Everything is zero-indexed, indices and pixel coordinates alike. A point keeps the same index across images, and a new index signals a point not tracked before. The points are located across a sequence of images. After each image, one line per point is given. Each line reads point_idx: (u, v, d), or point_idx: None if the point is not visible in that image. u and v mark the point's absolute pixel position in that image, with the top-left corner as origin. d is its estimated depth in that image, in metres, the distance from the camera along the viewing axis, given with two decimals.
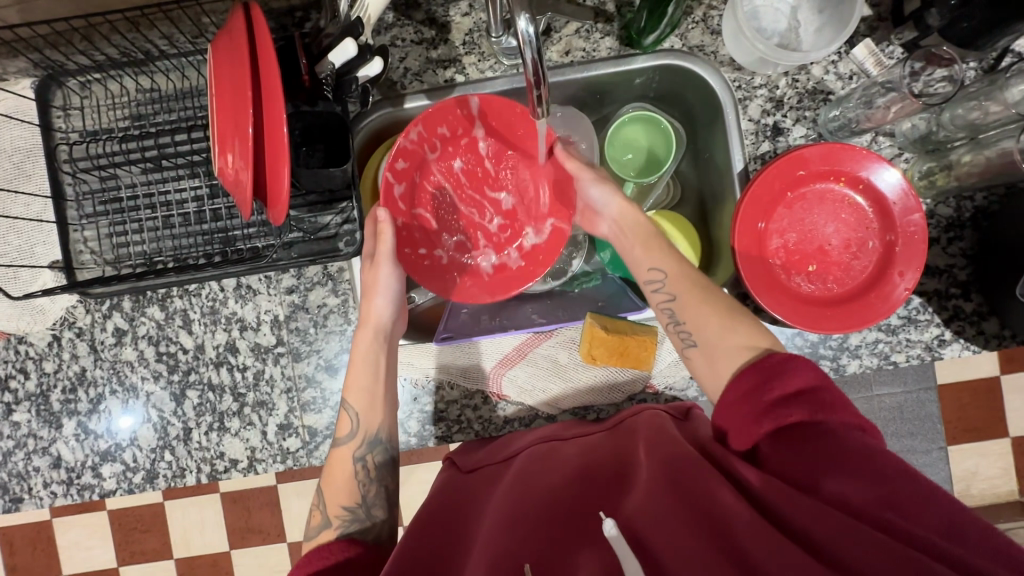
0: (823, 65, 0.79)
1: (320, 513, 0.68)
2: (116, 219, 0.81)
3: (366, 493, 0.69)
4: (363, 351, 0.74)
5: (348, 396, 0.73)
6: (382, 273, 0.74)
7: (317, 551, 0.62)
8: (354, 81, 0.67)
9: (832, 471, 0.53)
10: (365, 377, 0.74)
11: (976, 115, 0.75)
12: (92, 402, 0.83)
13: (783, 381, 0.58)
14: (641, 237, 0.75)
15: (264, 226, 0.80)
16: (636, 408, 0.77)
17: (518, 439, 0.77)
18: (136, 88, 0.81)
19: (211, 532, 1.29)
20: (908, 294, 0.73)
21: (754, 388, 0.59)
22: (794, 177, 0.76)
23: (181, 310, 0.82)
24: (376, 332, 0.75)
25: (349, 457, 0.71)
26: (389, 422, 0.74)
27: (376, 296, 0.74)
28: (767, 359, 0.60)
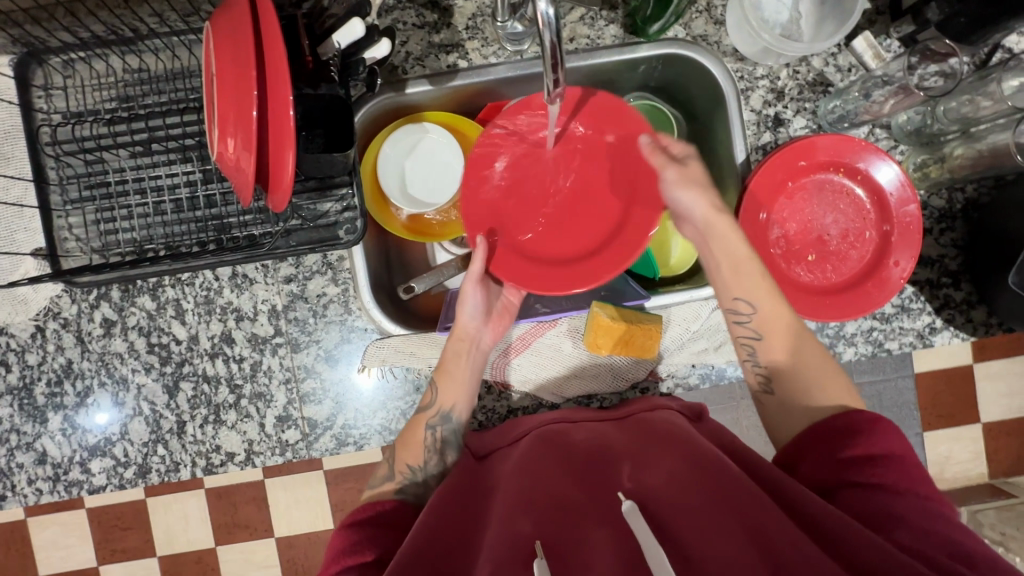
0: (823, 58, 0.80)
1: (387, 464, 0.73)
2: (104, 205, 0.78)
3: (427, 459, 0.72)
4: (452, 346, 0.75)
5: (436, 373, 0.75)
6: (471, 288, 0.75)
7: (366, 504, 0.67)
8: (362, 63, 0.67)
9: (903, 525, 0.53)
10: (454, 365, 0.75)
11: (969, 109, 0.77)
12: (78, 396, 0.80)
13: (866, 442, 0.59)
14: (732, 260, 0.70)
15: (262, 214, 0.78)
16: (646, 402, 0.77)
17: (527, 421, 0.77)
18: (123, 68, 0.77)
19: (196, 529, 1.26)
20: (905, 278, 0.75)
21: (832, 445, 0.60)
22: (794, 167, 0.77)
23: (174, 300, 0.79)
24: (462, 338, 0.76)
25: (422, 424, 0.74)
26: (464, 403, 0.75)
27: (462, 305, 0.76)
28: (849, 418, 0.61)
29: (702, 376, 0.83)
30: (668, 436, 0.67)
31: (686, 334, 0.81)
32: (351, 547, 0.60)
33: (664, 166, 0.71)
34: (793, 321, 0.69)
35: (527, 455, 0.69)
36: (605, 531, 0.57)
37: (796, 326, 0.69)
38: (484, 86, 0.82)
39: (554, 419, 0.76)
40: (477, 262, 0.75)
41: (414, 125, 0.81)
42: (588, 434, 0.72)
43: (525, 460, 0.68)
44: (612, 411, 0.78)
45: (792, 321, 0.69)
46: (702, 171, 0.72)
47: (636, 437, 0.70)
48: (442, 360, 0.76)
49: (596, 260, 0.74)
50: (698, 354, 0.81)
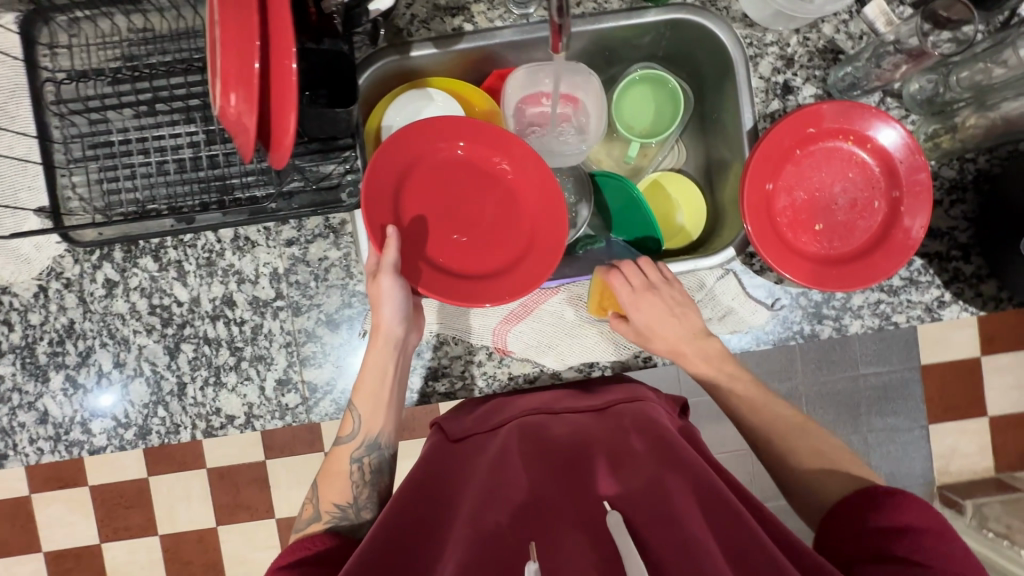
0: (833, 24, 0.79)
1: (311, 505, 0.68)
2: (108, 164, 0.78)
3: (358, 494, 0.70)
4: (374, 356, 0.74)
5: (354, 399, 0.74)
6: (384, 286, 0.70)
7: (300, 542, 0.63)
8: (364, 15, 0.66)
9: None
10: (376, 381, 0.74)
11: (982, 78, 0.74)
12: (80, 356, 0.80)
13: (886, 514, 0.57)
14: (708, 355, 0.77)
15: (264, 175, 0.78)
16: (629, 390, 0.76)
17: (511, 407, 0.76)
18: (128, 27, 0.77)
19: (198, 507, 1.27)
20: (922, 235, 0.74)
21: (852, 520, 0.60)
22: (803, 135, 0.76)
23: (176, 262, 0.79)
24: (386, 347, 0.74)
25: (347, 457, 0.72)
26: (391, 426, 0.75)
27: (382, 306, 0.72)
28: (872, 493, 0.60)
29: None
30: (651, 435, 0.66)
31: None
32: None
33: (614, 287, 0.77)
34: (787, 416, 0.73)
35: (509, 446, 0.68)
36: (582, 537, 0.57)
37: (772, 406, 0.74)
38: (488, 51, 0.81)
39: (539, 407, 0.75)
40: (392, 253, 0.69)
41: (419, 90, 0.80)
42: (569, 428, 0.71)
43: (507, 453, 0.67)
44: (601, 395, 0.76)
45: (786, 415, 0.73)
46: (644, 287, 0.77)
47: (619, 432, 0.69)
48: (361, 374, 0.74)
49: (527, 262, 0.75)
50: None
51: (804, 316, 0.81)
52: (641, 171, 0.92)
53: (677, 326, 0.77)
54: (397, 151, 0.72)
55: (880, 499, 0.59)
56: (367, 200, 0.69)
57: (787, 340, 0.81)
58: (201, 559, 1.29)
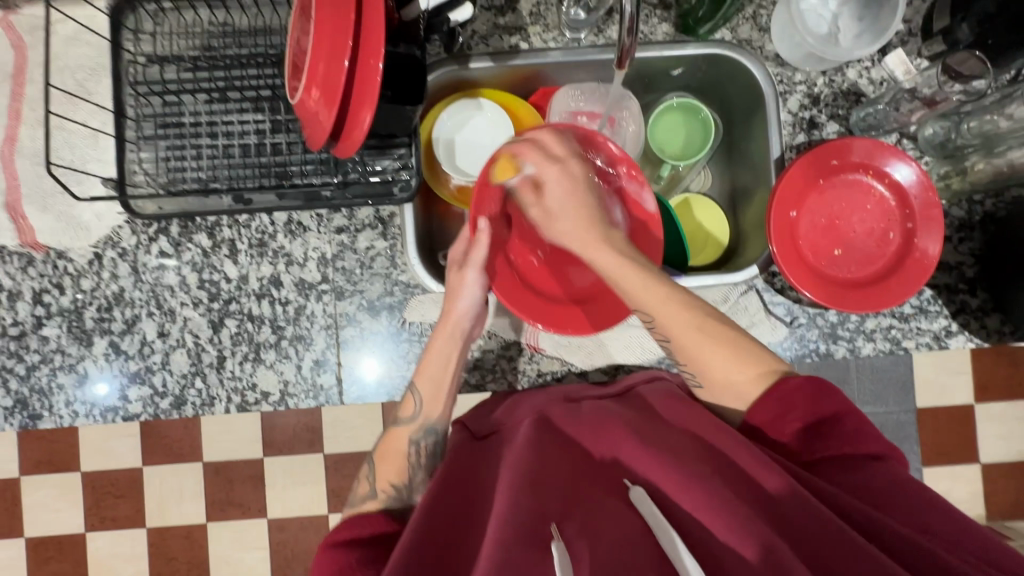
0: (857, 70, 0.86)
1: (368, 482, 0.73)
2: (176, 143, 0.82)
3: (412, 476, 0.74)
4: (440, 344, 0.78)
5: (416, 381, 0.78)
6: (466, 278, 0.78)
7: (357, 519, 0.67)
8: (444, 22, 0.75)
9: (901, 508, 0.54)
10: (439, 365, 0.78)
11: (990, 128, 0.80)
12: (126, 323, 0.83)
13: (818, 409, 0.62)
14: (650, 299, 0.69)
15: (323, 165, 0.83)
16: (646, 373, 0.80)
17: (532, 401, 0.78)
18: (210, 20, 0.83)
19: (189, 503, 1.17)
20: (934, 262, 0.79)
21: (776, 411, 0.63)
22: (827, 165, 0.82)
23: (229, 240, 0.83)
24: (453, 335, 0.78)
25: (405, 438, 0.76)
26: (448, 414, 0.78)
27: (459, 298, 0.78)
28: (782, 387, 0.63)
29: None
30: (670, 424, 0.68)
31: None
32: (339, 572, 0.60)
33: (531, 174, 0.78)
34: (693, 315, 0.69)
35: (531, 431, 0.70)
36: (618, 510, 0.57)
37: (685, 302, 0.70)
38: (538, 69, 0.88)
39: (556, 396, 0.77)
40: (481, 251, 0.78)
41: (470, 101, 0.87)
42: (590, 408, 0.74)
43: (531, 440, 0.68)
44: (620, 383, 0.80)
45: (691, 318, 0.69)
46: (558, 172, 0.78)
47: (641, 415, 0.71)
48: (426, 359, 0.78)
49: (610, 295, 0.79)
50: None
51: (820, 336, 0.85)
52: (669, 190, 0.98)
53: (579, 208, 0.78)
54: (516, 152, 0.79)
55: (796, 389, 0.63)
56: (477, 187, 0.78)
57: (803, 357, 0.85)
58: (186, 557, 1.19)
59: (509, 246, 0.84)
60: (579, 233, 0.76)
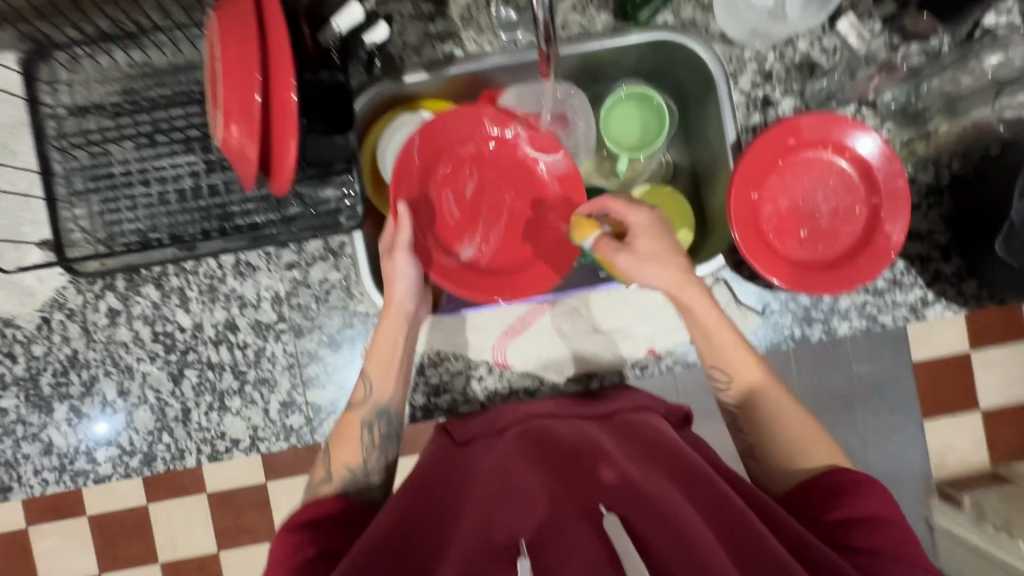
0: (808, 40, 0.83)
1: (322, 466, 0.69)
2: (109, 196, 0.79)
3: (368, 458, 0.70)
4: (387, 329, 0.73)
5: (366, 366, 0.74)
6: (397, 264, 0.72)
7: (316, 505, 0.63)
8: (361, 45, 0.72)
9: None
10: (387, 351, 0.74)
11: (951, 87, 0.77)
12: (85, 386, 0.81)
13: (852, 503, 0.58)
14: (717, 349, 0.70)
15: (264, 201, 0.80)
16: (633, 398, 0.76)
17: (518, 411, 0.76)
18: (127, 63, 0.79)
19: None
20: (900, 244, 0.77)
21: (814, 507, 0.60)
22: (784, 145, 0.79)
23: (178, 289, 0.81)
24: (396, 322, 0.74)
25: (359, 422, 0.72)
26: (400, 395, 0.75)
27: (394, 285, 0.73)
28: (832, 479, 0.61)
29: None
30: (658, 442, 0.65)
31: None
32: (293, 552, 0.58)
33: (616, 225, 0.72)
34: (770, 385, 0.69)
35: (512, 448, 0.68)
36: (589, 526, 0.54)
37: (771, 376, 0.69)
38: (478, 75, 0.83)
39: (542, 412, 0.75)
40: (406, 234, 0.72)
41: (411, 115, 0.82)
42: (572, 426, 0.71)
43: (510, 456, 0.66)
44: (603, 404, 0.76)
45: (761, 387, 0.68)
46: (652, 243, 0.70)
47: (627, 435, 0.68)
48: (374, 346, 0.74)
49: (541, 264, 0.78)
50: None
51: (794, 321, 0.84)
52: (630, 184, 0.93)
53: (665, 250, 0.70)
54: (442, 132, 0.76)
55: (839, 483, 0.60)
56: (398, 167, 0.75)
57: (779, 343, 0.84)
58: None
59: (438, 233, 0.78)
60: (672, 276, 0.69)
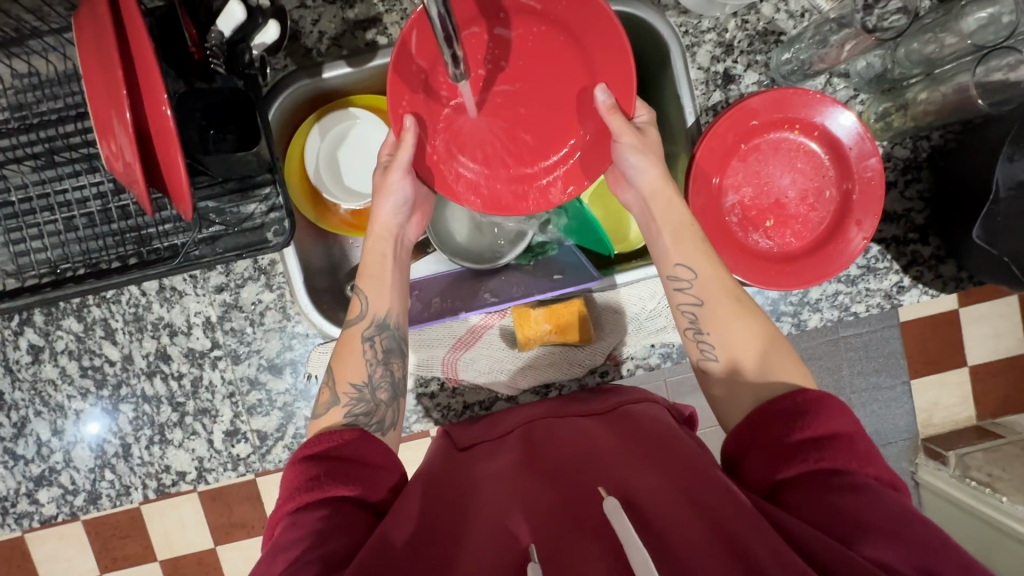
0: (772, 4, 0.74)
1: (328, 389, 0.65)
2: (11, 225, 0.72)
3: (373, 373, 0.66)
4: (375, 245, 0.70)
5: (359, 281, 0.68)
6: (392, 180, 0.68)
7: (325, 435, 0.60)
8: (249, 50, 0.63)
9: (874, 535, 0.48)
10: (377, 266, 0.69)
11: (933, 49, 0.70)
12: (16, 426, 0.77)
13: (813, 423, 0.55)
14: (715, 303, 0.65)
15: (181, 222, 0.73)
16: (636, 394, 0.74)
17: (518, 414, 0.74)
18: (11, 74, 0.71)
19: (193, 531, 1.17)
20: (864, 245, 0.71)
21: (775, 435, 0.56)
22: (746, 128, 0.72)
23: (101, 320, 0.75)
24: (383, 238, 0.70)
25: (358, 336, 0.67)
26: (400, 306, 0.69)
27: (382, 200, 0.69)
28: (795, 400, 0.57)
29: (663, 356, 0.79)
30: (664, 445, 0.62)
31: (644, 312, 0.77)
32: (308, 483, 0.56)
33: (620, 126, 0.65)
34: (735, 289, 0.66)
35: (515, 455, 0.66)
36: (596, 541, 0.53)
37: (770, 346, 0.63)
38: None
39: (542, 411, 0.73)
40: (407, 152, 0.67)
41: (341, 112, 0.75)
42: (574, 427, 0.69)
43: (515, 471, 0.63)
44: (602, 400, 0.74)
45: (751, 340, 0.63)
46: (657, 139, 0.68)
47: (621, 434, 0.66)
48: (363, 261, 0.70)
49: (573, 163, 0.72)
50: (657, 333, 0.78)
51: None
52: None
53: (674, 200, 0.67)
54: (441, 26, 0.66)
55: (802, 404, 0.56)
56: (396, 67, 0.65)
57: None
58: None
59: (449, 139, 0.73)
60: (673, 223, 0.67)
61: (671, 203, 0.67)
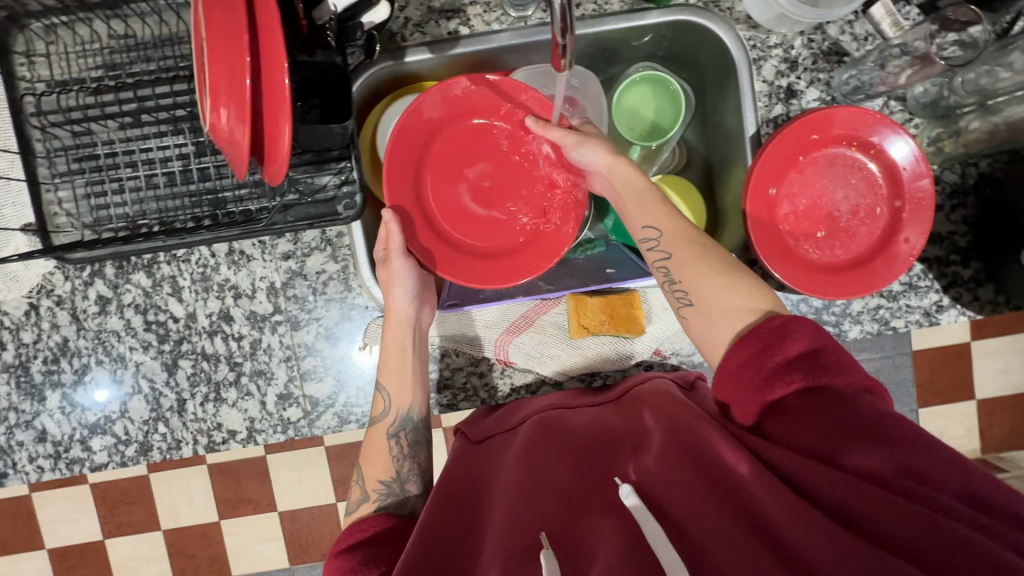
0: (838, 25, 0.77)
1: (358, 486, 0.71)
2: (94, 178, 0.75)
3: (400, 468, 0.72)
4: (391, 338, 0.74)
5: (381, 379, 0.75)
6: (394, 270, 0.73)
7: (357, 524, 0.65)
8: (359, 28, 0.66)
9: (858, 442, 0.52)
10: (397, 360, 0.74)
11: (988, 80, 0.73)
12: (77, 373, 0.79)
13: (782, 350, 0.57)
14: (681, 255, 0.68)
15: (258, 188, 0.76)
16: (638, 377, 0.77)
17: (530, 401, 0.77)
18: (109, 34, 0.74)
19: (199, 502, 1.18)
20: (913, 247, 0.74)
21: (750, 367, 0.59)
22: (807, 141, 0.75)
23: (170, 277, 0.78)
24: (400, 330, 0.74)
25: (383, 435, 0.74)
26: (420, 400, 0.75)
27: (392, 291, 0.73)
28: (763, 331, 0.59)
29: (707, 354, 0.82)
30: (662, 418, 0.65)
31: None
32: (350, 573, 0.59)
33: (559, 133, 0.72)
34: (697, 235, 0.69)
35: (526, 437, 0.70)
36: (608, 518, 0.56)
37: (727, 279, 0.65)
38: (485, 55, 0.78)
39: (552, 398, 0.77)
40: (397, 235, 0.72)
41: (415, 96, 0.78)
42: (581, 414, 0.73)
43: (526, 454, 0.67)
44: (617, 389, 0.78)
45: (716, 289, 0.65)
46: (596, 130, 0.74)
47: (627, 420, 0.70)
48: (383, 358, 0.74)
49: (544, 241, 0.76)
50: None
51: None
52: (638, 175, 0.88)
53: (637, 179, 0.71)
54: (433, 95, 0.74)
55: (773, 330, 0.59)
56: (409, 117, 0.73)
57: None
58: (207, 553, 1.20)
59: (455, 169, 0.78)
60: (629, 193, 0.71)
61: (629, 172, 0.71)
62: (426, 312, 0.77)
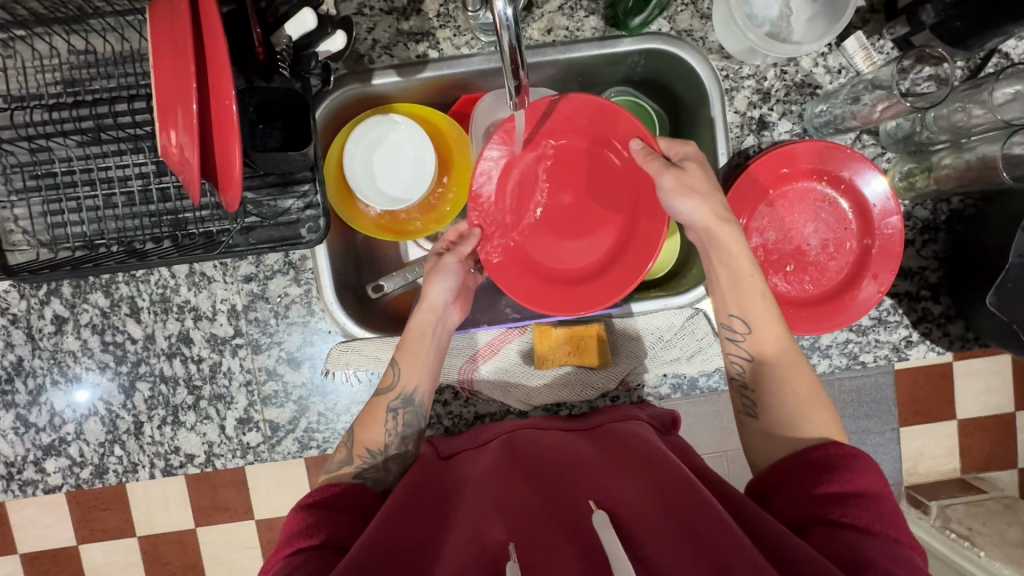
0: (812, 58, 0.77)
1: (344, 448, 0.68)
2: (51, 196, 0.73)
3: (388, 444, 0.69)
4: (416, 321, 0.73)
5: (397, 356, 0.72)
6: (444, 269, 0.73)
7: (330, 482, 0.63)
8: (315, 56, 0.65)
9: (872, 568, 0.49)
10: (417, 342, 0.72)
11: (960, 118, 0.73)
12: (31, 394, 0.77)
13: (842, 476, 0.56)
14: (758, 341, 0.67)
15: (219, 210, 0.74)
16: (619, 411, 0.76)
17: (503, 424, 0.76)
18: (68, 50, 0.73)
19: None
20: (876, 299, 0.73)
21: (810, 476, 0.58)
22: (777, 174, 0.75)
23: (128, 298, 0.76)
24: (427, 317, 0.73)
25: (383, 407, 0.70)
26: (429, 384, 0.72)
27: (434, 283, 0.73)
28: (817, 454, 0.59)
29: (674, 386, 0.82)
30: (646, 456, 0.63)
31: (660, 343, 0.79)
32: (304, 530, 0.58)
33: (661, 173, 0.68)
34: (785, 336, 0.66)
35: (500, 460, 0.67)
36: (573, 547, 0.54)
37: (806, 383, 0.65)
38: (457, 79, 0.77)
39: (527, 423, 0.75)
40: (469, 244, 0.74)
41: (381, 118, 0.76)
42: (559, 443, 0.70)
43: (498, 473, 0.65)
44: (591, 418, 0.77)
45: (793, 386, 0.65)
46: (702, 177, 0.68)
47: (605, 450, 0.68)
48: (406, 336, 0.73)
49: (624, 258, 0.74)
50: (670, 364, 0.79)
51: None
52: None
53: (734, 242, 0.67)
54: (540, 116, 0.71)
55: (837, 456, 0.58)
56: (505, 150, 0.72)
57: None
58: None
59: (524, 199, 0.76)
60: (724, 253, 0.68)
61: (728, 234, 0.67)
62: (454, 308, 0.75)
